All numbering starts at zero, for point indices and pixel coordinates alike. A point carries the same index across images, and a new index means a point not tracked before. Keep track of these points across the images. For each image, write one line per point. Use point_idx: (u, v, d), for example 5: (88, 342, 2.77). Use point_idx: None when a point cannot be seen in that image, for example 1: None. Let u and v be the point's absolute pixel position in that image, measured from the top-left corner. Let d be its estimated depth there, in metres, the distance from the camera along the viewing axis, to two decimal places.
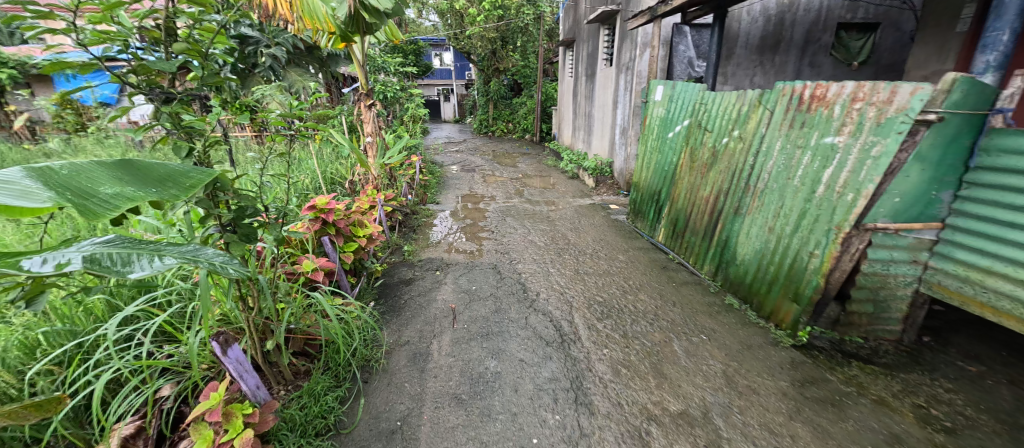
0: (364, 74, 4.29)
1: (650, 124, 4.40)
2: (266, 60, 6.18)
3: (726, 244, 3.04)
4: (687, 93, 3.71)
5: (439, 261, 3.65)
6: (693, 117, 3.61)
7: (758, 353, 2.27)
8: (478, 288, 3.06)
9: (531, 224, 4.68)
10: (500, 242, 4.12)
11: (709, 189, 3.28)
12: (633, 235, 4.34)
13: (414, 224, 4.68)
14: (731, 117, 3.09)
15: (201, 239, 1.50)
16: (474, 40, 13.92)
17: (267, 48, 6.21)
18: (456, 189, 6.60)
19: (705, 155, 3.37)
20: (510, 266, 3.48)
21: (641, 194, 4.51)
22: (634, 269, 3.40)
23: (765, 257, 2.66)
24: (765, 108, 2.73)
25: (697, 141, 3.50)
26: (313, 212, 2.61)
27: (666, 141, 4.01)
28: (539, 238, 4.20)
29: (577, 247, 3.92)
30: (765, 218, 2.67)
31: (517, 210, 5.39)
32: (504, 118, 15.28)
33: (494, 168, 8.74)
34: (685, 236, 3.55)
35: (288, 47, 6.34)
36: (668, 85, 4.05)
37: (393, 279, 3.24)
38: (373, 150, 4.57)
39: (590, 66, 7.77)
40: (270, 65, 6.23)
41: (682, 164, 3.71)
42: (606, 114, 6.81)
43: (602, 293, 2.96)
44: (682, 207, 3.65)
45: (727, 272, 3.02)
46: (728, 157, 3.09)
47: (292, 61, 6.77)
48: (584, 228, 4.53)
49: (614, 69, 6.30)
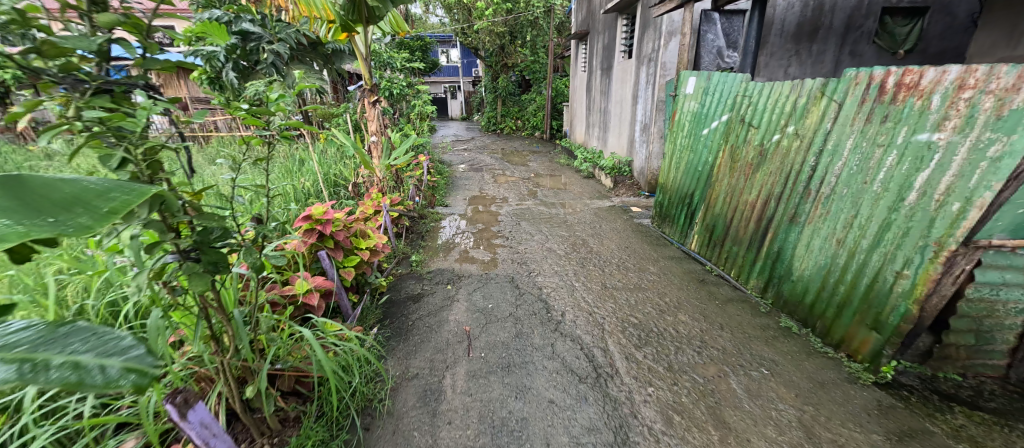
0: (365, 70, 3.93)
1: (679, 120, 4.01)
2: (268, 56, 5.96)
3: (778, 257, 2.66)
4: (726, 84, 3.31)
5: (450, 272, 3.31)
6: (733, 111, 3.21)
7: (835, 393, 1.91)
8: (495, 306, 2.71)
9: (548, 229, 4.32)
10: (516, 250, 3.77)
11: (755, 193, 2.89)
12: (661, 242, 3.95)
13: (422, 229, 4.34)
14: (784, 111, 2.69)
15: (152, 271, 1.16)
16: (482, 35, 13.55)
17: (269, 44, 5.97)
18: (465, 190, 6.26)
19: (750, 154, 2.98)
20: (529, 280, 3.13)
21: (668, 196, 4.12)
22: (669, 283, 3.02)
23: (832, 275, 2.27)
24: (831, 99, 2.33)
25: (739, 137, 3.11)
26: (308, 223, 2.31)
27: (700, 138, 3.62)
28: (559, 245, 3.84)
29: (601, 256, 3.55)
30: (832, 229, 2.29)
31: (531, 212, 5.04)
32: (513, 115, 14.89)
33: (504, 167, 8.37)
34: (724, 245, 3.17)
35: (290, 43, 6.08)
36: (702, 75, 3.64)
37: (400, 294, 2.91)
38: (378, 150, 4.25)
39: (606, 59, 7.36)
40: (272, 62, 6.00)
41: (720, 165, 3.32)
42: (624, 110, 6.41)
43: (637, 313, 2.60)
44: (719, 211, 3.27)
45: (780, 288, 2.64)
46: (780, 157, 2.70)
47: (296, 57, 6.45)
48: (606, 234, 4.16)
49: (634, 61, 5.90)
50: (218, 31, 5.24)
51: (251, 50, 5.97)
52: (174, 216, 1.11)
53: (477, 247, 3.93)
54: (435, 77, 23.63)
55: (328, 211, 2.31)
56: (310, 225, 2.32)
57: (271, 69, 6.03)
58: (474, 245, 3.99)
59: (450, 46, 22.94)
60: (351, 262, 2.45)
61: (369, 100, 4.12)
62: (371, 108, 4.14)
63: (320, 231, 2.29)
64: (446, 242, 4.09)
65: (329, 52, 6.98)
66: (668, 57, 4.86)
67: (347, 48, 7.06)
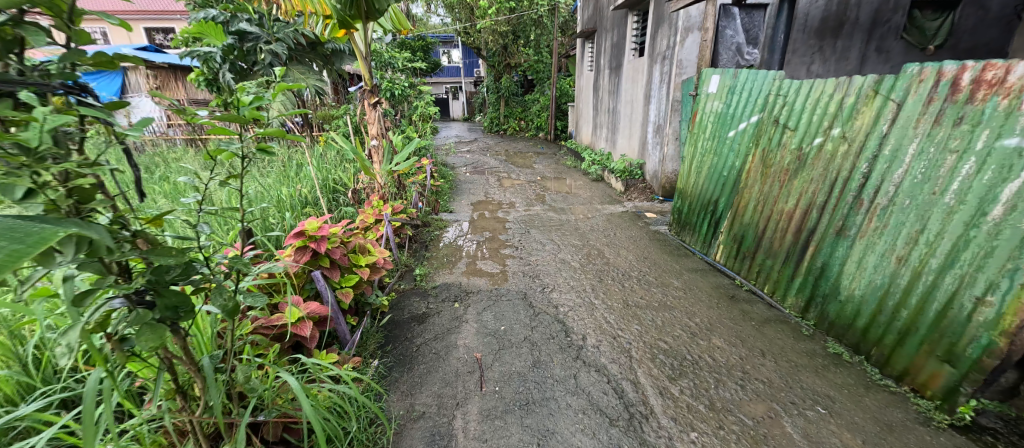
0: (366, 70, 3.69)
1: (700, 121, 3.76)
2: (265, 57, 5.78)
3: (821, 274, 2.40)
4: (756, 82, 3.05)
5: (457, 288, 3.05)
6: (765, 111, 2.95)
7: (907, 440, 1.66)
8: (508, 329, 2.46)
9: (560, 237, 4.06)
10: (527, 262, 3.51)
11: (792, 201, 2.63)
12: (681, 251, 3.69)
13: (426, 239, 4.08)
14: (828, 112, 2.43)
15: (91, 323, 0.91)
16: (484, 34, 13.31)
17: (267, 44, 5.81)
18: (470, 194, 6.01)
19: (785, 159, 2.72)
20: (544, 296, 2.87)
21: (688, 202, 3.86)
22: (697, 301, 2.76)
23: (892, 297, 2.01)
24: (889, 98, 2.07)
25: (772, 140, 2.85)
26: (301, 240, 2.07)
27: (725, 141, 3.36)
28: (572, 255, 3.58)
29: (620, 269, 3.29)
30: (891, 245, 2.03)
31: (540, 219, 4.79)
32: (516, 115, 14.63)
33: (509, 170, 8.11)
34: (756, 258, 2.91)
35: (288, 43, 5.87)
36: (727, 73, 3.38)
37: (403, 314, 2.66)
38: (378, 155, 3.99)
39: (615, 58, 7.11)
40: (270, 62, 5.82)
41: (749, 170, 3.06)
42: (636, 110, 6.15)
43: (667, 337, 2.34)
44: (749, 220, 3.02)
45: (825, 308, 2.37)
46: (823, 162, 2.44)
47: (295, 58, 6.31)
48: (622, 243, 3.90)
49: (646, 59, 5.64)
50: (215, 30, 5.14)
51: (247, 50, 5.83)
52: (116, 256, 0.86)
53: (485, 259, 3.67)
54: (437, 77, 23.41)
55: (323, 227, 2.06)
56: (304, 242, 2.07)
57: (268, 70, 5.84)
58: (482, 257, 3.73)
59: (451, 47, 22.78)
60: (350, 283, 2.20)
61: (369, 102, 3.88)
62: (371, 110, 3.89)
63: (314, 249, 2.04)
64: (452, 252, 3.83)
65: (329, 53, 6.77)
66: (685, 54, 4.60)
67: (348, 48, 6.84)
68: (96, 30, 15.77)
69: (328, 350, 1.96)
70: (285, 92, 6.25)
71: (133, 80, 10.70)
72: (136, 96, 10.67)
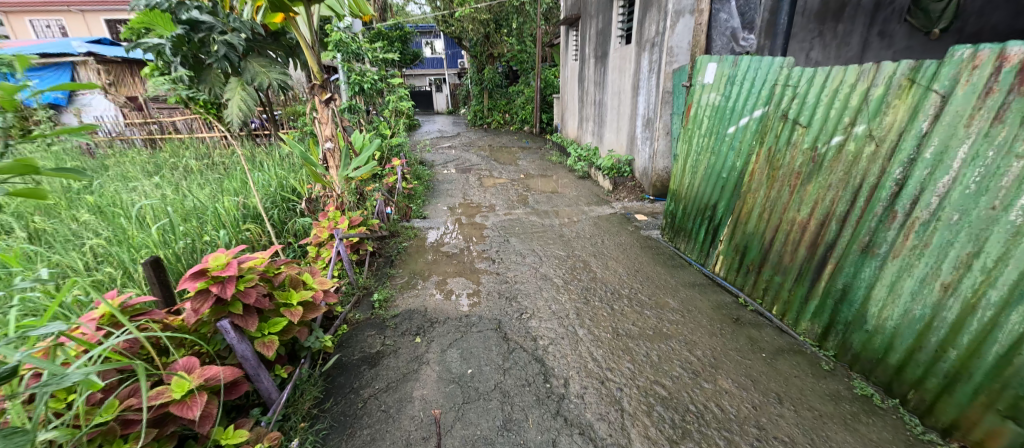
0: (315, 60, 3.18)
1: (694, 115, 3.37)
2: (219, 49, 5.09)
3: (843, 297, 2.03)
4: (760, 71, 2.66)
5: (421, 316, 2.62)
6: (770, 104, 2.57)
7: None
8: (476, 372, 2.05)
9: (542, 247, 3.65)
10: (505, 279, 3.09)
11: (805, 211, 2.27)
12: (676, 261, 3.32)
13: (392, 252, 3.63)
14: (850, 106, 2.06)
15: None
16: (465, 22, 12.77)
17: (221, 35, 5.09)
18: (447, 196, 5.57)
19: (796, 161, 2.35)
20: (521, 325, 2.46)
21: (682, 206, 3.50)
22: (697, 327, 2.39)
23: (935, 332, 1.66)
24: (930, 89, 1.70)
25: (781, 137, 2.47)
26: (204, 280, 1.61)
27: (723, 138, 2.99)
28: (554, 269, 3.19)
29: (608, 286, 2.90)
30: (935, 269, 1.67)
31: (522, 224, 4.38)
32: (500, 108, 14.13)
33: (491, 167, 7.66)
34: (763, 273, 2.54)
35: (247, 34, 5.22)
36: (725, 61, 2.99)
37: (353, 355, 2.22)
38: (334, 158, 3.49)
39: (600, 46, 6.68)
40: (224, 55, 5.14)
41: (753, 171, 2.68)
42: (623, 103, 5.74)
43: (664, 379, 1.95)
44: (752, 230, 2.66)
45: (848, 337, 2.02)
46: (844, 166, 2.06)
47: (255, 50, 5.66)
48: (611, 252, 3.51)
49: (633, 46, 5.23)
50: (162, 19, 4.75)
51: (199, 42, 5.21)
52: None
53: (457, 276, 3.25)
54: (419, 68, 22.70)
55: (231, 263, 1.61)
56: (206, 282, 1.61)
57: (223, 64, 5.14)
58: (453, 273, 3.31)
59: (433, 37, 22.10)
60: (274, 329, 1.76)
61: (320, 99, 3.37)
62: (323, 108, 3.39)
63: (218, 292, 1.57)
64: (421, 268, 3.40)
65: (291, 43, 6.07)
66: (676, 40, 4.20)
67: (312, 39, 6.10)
68: (50, 23, 14.70)
69: (237, 423, 1.52)
70: (244, 87, 5.71)
71: (83, 76, 9.94)
72: (88, 94, 9.90)
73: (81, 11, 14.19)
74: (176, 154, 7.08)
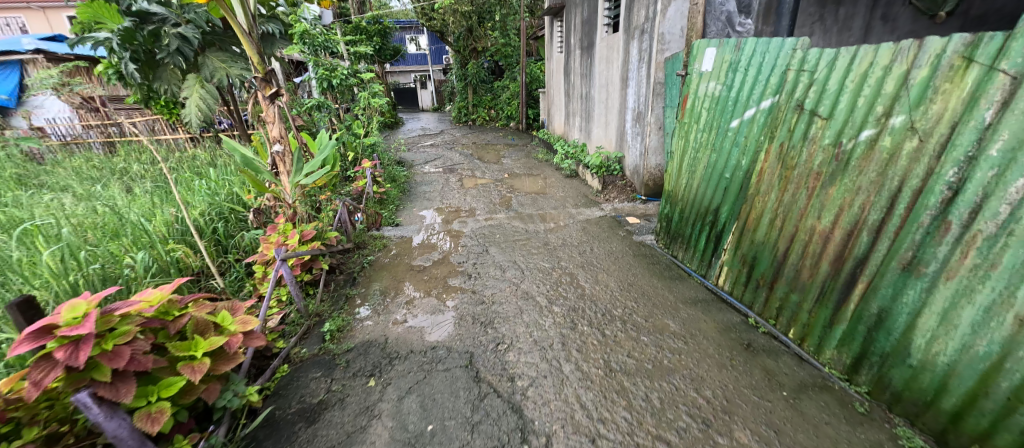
0: (254, 52, 2.80)
1: (691, 108, 3.01)
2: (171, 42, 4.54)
3: (879, 324, 1.69)
4: (768, 55, 2.30)
5: (379, 350, 2.22)
6: (781, 94, 2.23)
7: None
8: (438, 430, 1.66)
9: (526, 258, 3.26)
10: (481, 299, 2.69)
11: (828, 219, 1.92)
12: (674, 272, 2.96)
13: (355, 268, 3.20)
14: (884, 92, 1.70)
15: None
16: (447, 14, 12.19)
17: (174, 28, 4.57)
18: (425, 200, 5.16)
19: (814, 159, 2.00)
20: (496, 360, 2.07)
21: (679, 209, 3.15)
22: (703, 356, 2.03)
23: (1006, 375, 1.33)
24: (995, 68, 1.35)
25: (796, 131, 2.11)
26: (55, 340, 1.20)
27: (724, 133, 2.63)
28: (537, 285, 2.81)
29: (599, 306, 2.52)
30: (1006, 296, 1.32)
31: (504, 230, 3.99)
32: (485, 104, 13.68)
33: (474, 167, 7.23)
34: (777, 290, 2.19)
35: (203, 26, 4.67)
36: (725, 45, 2.63)
37: (289, 409, 1.81)
38: (285, 163, 3.03)
39: (586, 36, 6.29)
40: (179, 49, 4.60)
41: (762, 170, 2.33)
42: (612, 96, 5.37)
43: (669, 434, 1.59)
44: (761, 239, 2.31)
45: (885, 372, 1.68)
46: (877, 165, 1.71)
47: (215, 44, 5.06)
48: (601, 263, 3.14)
49: (621, 34, 4.85)
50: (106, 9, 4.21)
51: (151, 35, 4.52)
52: None
53: (426, 295, 2.85)
54: (402, 65, 22.08)
55: (91, 315, 1.20)
56: (55, 342, 1.19)
57: (177, 59, 4.62)
58: (423, 292, 2.90)
59: (416, 32, 21.48)
60: (165, 394, 1.35)
61: (263, 94, 2.91)
62: (267, 105, 2.94)
63: (69, 359, 1.16)
64: (386, 287, 2.98)
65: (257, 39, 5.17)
66: (668, 26, 3.84)
67: (279, 29, 5.15)
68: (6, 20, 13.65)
69: None
70: (204, 85, 5.03)
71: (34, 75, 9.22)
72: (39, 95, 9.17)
73: (41, 8, 13.29)
74: (131, 159, 6.50)
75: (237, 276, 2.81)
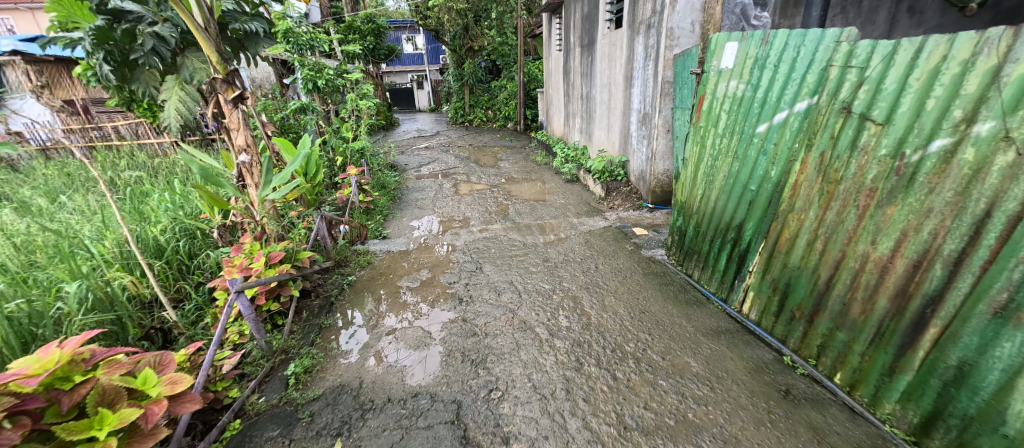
0: (212, 50, 2.46)
1: (709, 109, 2.69)
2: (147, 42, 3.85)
3: (960, 380, 1.37)
4: (804, 48, 1.97)
5: (351, 399, 1.88)
6: (820, 94, 1.90)
7: None
8: None
9: (523, 278, 2.92)
10: (472, 330, 2.36)
11: (886, 245, 1.59)
12: (690, 294, 2.63)
13: (333, 292, 2.87)
14: (964, 92, 1.37)
15: None
16: (441, 13, 11.60)
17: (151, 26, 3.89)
18: (416, 208, 4.83)
19: (866, 172, 1.67)
20: (488, 414, 1.74)
21: (694, 223, 2.82)
22: (736, 408, 1.70)
23: None
24: None
25: (841, 138, 1.78)
26: None
27: (749, 139, 2.30)
28: (537, 313, 2.47)
29: (607, 339, 2.19)
30: None
31: (499, 243, 3.67)
32: (482, 104, 13.35)
33: (469, 171, 6.88)
34: (818, 324, 1.86)
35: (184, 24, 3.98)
36: (750, 38, 2.29)
37: None
38: (253, 174, 2.72)
39: (586, 33, 5.96)
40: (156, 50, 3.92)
41: (797, 182, 2.00)
42: (614, 96, 5.05)
43: None
44: (796, 264, 1.98)
45: (969, 438, 1.36)
46: (956, 182, 1.39)
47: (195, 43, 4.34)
48: (608, 283, 2.81)
49: (625, 30, 4.53)
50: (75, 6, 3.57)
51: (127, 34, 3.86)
52: None
53: (411, 323, 2.52)
54: (398, 66, 21.75)
55: None
56: None
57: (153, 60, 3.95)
58: (408, 320, 2.57)
59: (413, 32, 21.16)
60: None
61: (226, 98, 2.57)
62: (230, 110, 2.60)
63: None
64: (368, 313, 2.67)
65: (240, 37, 4.63)
66: (677, 20, 3.51)
67: (263, 28, 4.68)
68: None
69: None
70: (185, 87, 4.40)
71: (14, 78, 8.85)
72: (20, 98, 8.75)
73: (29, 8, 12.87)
74: (106, 165, 6.14)
75: (195, 304, 2.47)
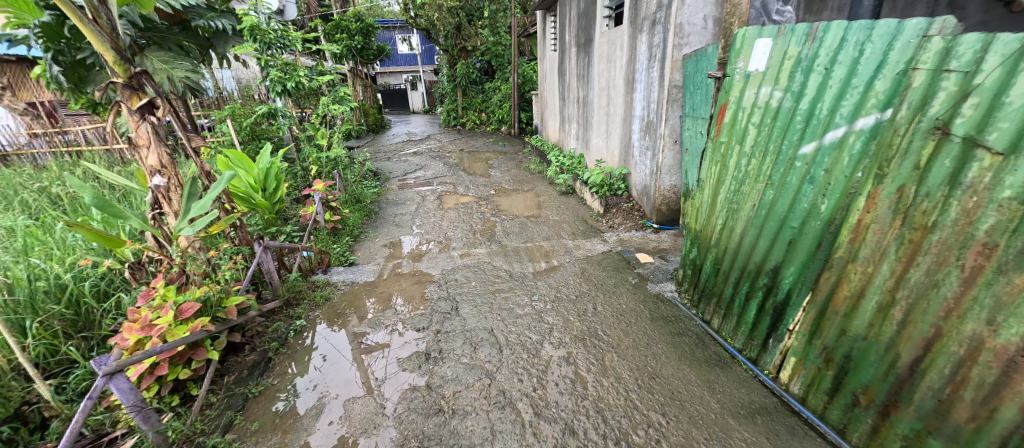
0: (107, 46, 1.93)
1: (733, 122, 2.19)
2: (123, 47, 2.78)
3: None
4: (871, 45, 1.47)
5: None
6: (896, 109, 1.40)
7: None
8: None
9: (506, 325, 2.41)
10: (437, 405, 1.85)
11: (1015, 331, 1.09)
12: (711, 350, 2.13)
13: (274, 342, 2.35)
14: None
15: None
16: (431, 11, 10.96)
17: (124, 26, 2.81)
18: (392, 226, 4.31)
19: (976, 222, 1.18)
20: None
21: (714, 259, 2.33)
22: None
23: None
24: None
25: (935, 171, 1.29)
26: None
27: (789, 162, 1.81)
28: (520, 379, 1.96)
29: (610, 423, 1.69)
30: None
31: (481, 273, 3.15)
32: (475, 106, 12.84)
33: (457, 180, 6.36)
34: (899, 422, 1.37)
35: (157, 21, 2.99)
36: (789, 33, 1.79)
37: None
38: (171, 200, 2.21)
39: (583, 30, 5.47)
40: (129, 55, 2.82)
41: (861, 223, 1.50)
42: (614, 100, 4.57)
43: None
44: (860, 333, 1.49)
45: None
46: None
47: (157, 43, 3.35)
48: (609, 332, 2.30)
49: (626, 27, 4.04)
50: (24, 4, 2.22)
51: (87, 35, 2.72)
52: None
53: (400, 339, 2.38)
54: (391, 67, 21.20)
55: None
56: None
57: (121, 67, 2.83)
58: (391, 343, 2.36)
59: (407, 32, 20.61)
60: None
61: (130, 107, 2.06)
62: (136, 122, 2.08)
63: None
64: (326, 361, 2.25)
65: (208, 35, 3.93)
66: (687, 14, 3.02)
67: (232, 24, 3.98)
68: None
69: None
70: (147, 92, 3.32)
71: None
72: None
73: None
74: (54, 175, 5.53)
75: (87, 370, 1.97)
